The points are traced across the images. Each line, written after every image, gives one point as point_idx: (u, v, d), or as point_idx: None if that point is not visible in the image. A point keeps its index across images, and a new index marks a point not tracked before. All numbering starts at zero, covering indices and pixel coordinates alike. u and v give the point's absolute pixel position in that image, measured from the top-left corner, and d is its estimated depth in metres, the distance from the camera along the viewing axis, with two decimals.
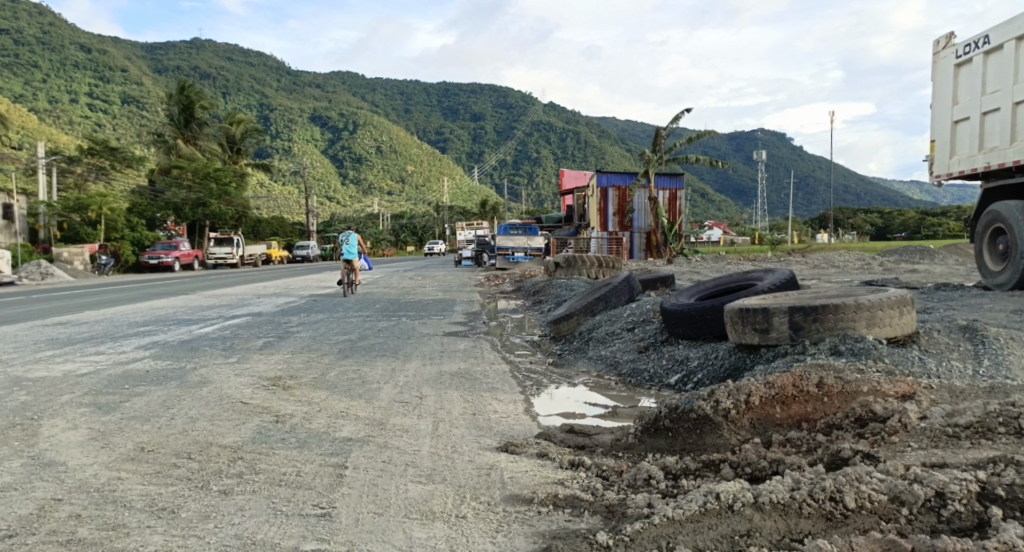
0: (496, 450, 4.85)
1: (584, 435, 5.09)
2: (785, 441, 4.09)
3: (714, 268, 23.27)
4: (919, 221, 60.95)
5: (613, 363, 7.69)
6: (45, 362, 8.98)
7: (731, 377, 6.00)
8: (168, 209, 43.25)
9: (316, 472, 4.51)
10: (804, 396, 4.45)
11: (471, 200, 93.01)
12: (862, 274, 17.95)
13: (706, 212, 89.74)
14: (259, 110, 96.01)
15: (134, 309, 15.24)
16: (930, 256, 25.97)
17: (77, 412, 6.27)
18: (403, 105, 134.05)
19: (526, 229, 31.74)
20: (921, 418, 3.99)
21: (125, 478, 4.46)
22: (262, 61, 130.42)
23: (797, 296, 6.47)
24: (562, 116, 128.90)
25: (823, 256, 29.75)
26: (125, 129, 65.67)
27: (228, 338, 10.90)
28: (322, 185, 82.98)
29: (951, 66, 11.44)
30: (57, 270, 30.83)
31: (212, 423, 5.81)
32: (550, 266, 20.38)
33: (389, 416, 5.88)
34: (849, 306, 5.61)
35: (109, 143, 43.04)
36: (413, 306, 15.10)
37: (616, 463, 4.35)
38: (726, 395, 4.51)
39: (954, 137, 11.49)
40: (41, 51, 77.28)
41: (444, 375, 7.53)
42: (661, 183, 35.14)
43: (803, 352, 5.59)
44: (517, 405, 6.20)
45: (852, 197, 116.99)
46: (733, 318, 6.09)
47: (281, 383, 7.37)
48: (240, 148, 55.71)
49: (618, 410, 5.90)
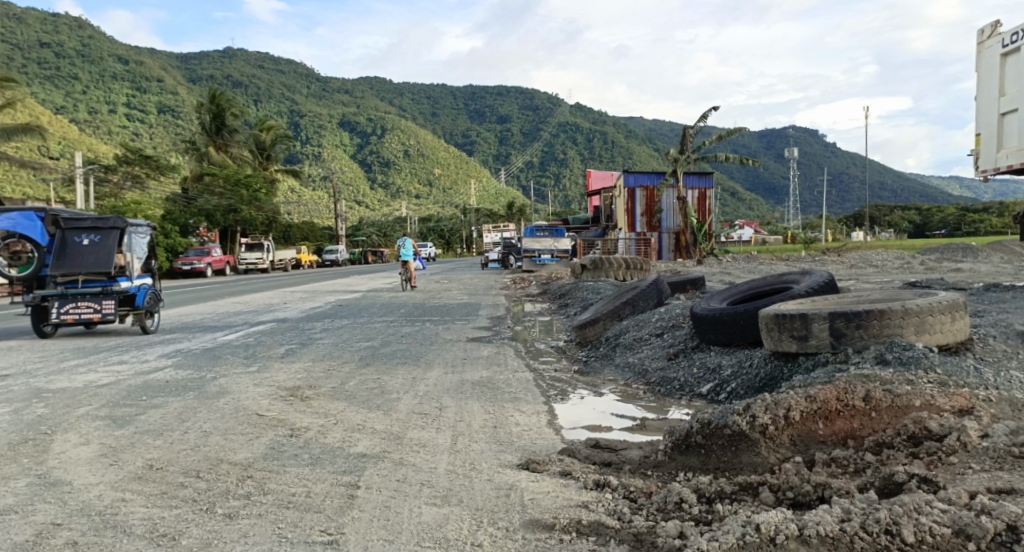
0: (516, 468, 4.56)
1: (610, 450, 4.81)
2: (830, 460, 3.78)
3: (747, 269, 22.77)
4: (959, 219, 59.49)
5: (641, 371, 7.37)
6: (68, 372, 8.86)
7: (768, 388, 5.69)
8: (201, 216, 43.84)
9: (325, 493, 4.26)
10: (850, 411, 4.10)
11: (498, 202, 92.97)
12: (903, 274, 17.48)
13: (737, 212, 88.40)
14: (290, 116, 96.85)
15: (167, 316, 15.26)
16: (973, 254, 25.16)
17: (91, 425, 6.12)
18: (430, 109, 134.43)
19: (552, 231, 31.43)
20: (983, 436, 3.62)
21: (130, 500, 4.26)
22: (293, 68, 131.81)
23: (836, 301, 6.13)
24: (589, 116, 128.29)
25: (858, 255, 28.99)
26: (162, 138, 66.56)
27: (251, 345, 10.77)
28: (351, 190, 83.41)
29: (997, 56, 10.93)
30: None
31: (225, 437, 5.61)
32: (576, 268, 20.11)
33: (406, 429, 5.63)
34: (896, 311, 5.23)
35: (143, 151, 43.51)
36: (438, 310, 14.89)
37: (645, 483, 4.05)
38: (763, 409, 4.17)
39: (1001, 130, 10.98)
40: (80, 63, 78.91)
41: (466, 384, 7.27)
42: (690, 182, 34.41)
43: (844, 360, 5.24)
44: (540, 416, 5.92)
45: (889, 194, 114.53)
46: (769, 324, 5.76)
47: (299, 393, 7.16)
48: (271, 155, 56.01)
49: (646, 422, 5.59)
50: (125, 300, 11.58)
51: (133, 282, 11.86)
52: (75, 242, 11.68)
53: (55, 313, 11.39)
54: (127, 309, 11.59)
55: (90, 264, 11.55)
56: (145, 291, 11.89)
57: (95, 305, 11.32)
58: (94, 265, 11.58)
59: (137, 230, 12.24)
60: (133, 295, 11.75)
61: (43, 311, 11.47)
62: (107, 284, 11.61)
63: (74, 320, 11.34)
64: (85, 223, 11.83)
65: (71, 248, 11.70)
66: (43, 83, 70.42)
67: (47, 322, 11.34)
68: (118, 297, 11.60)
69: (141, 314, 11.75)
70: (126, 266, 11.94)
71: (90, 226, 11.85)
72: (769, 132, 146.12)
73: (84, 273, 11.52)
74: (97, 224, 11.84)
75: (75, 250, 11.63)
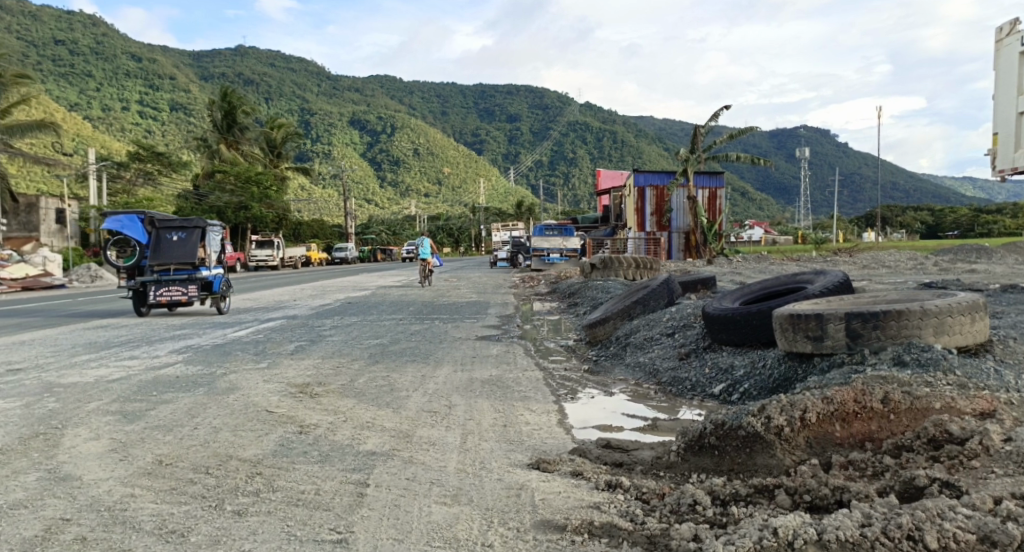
0: (527, 468, 4.50)
1: (621, 451, 4.74)
2: (847, 463, 3.71)
3: (758, 269, 22.61)
4: (972, 220, 59.03)
5: (652, 371, 7.29)
6: (79, 367, 8.87)
7: (781, 389, 5.61)
8: (212, 213, 43.92)
9: (335, 491, 4.22)
10: (867, 413, 4.02)
11: (507, 201, 92.91)
12: (917, 275, 17.30)
13: (747, 212, 87.98)
14: (300, 115, 97.05)
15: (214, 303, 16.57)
16: (987, 255, 24.93)
17: (101, 420, 6.11)
18: (440, 107, 134.52)
19: (562, 230, 31.33)
20: (1006, 439, 3.53)
21: (139, 496, 4.23)
22: (304, 66, 132.09)
23: (851, 301, 6.04)
24: (600, 116, 128.04)
25: (870, 256, 28.75)
26: (173, 136, 66.85)
27: (261, 341, 10.73)
28: (361, 188, 83.51)
29: (1016, 54, 10.75)
30: (106, 273, 31.37)
31: (234, 433, 5.59)
32: (585, 266, 20.01)
33: (416, 427, 5.59)
34: (913, 313, 5.13)
35: (155, 148, 43.68)
36: (447, 308, 14.82)
37: (657, 485, 3.98)
38: (779, 411, 4.09)
39: (1018, 130, 10.85)
40: (94, 60, 79.26)
41: (475, 382, 7.22)
42: (700, 181, 34.22)
43: (861, 362, 5.14)
44: (550, 415, 5.86)
45: (901, 194, 113.97)
46: (783, 324, 5.68)
47: (308, 390, 7.12)
48: (281, 152, 56.14)
49: (657, 423, 5.51)
50: (206, 286, 13.95)
51: (213, 271, 14.26)
52: (166, 238, 13.99)
53: (151, 296, 13.85)
54: (207, 294, 13.99)
55: (179, 258, 13.99)
56: (221, 279, 14.29)
57: (182, 289, 13.76)
58: (182, 258, 13.99)
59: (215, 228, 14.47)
60: (211, 283, 14.13)
61: (140, 293, 13.94)
62: (192, 274, 14.02)
63: (166, 302, 13.75)
64: (174, 221, 14.11)
65: (163, 243, 14.08)
66: (56, 80, 70.80)
67: (144, 303, 13.80)
68: (201, 285, 14.02)
69: (217, 297, 14.20)
70: (206, 258, 14.29)
71: (178, 224, 14.16)
72: (780, 132, 145.52)
73: (174, 264, 13.96)
74: (183, 223, 14.09)
75: (166, 245, 13.98)
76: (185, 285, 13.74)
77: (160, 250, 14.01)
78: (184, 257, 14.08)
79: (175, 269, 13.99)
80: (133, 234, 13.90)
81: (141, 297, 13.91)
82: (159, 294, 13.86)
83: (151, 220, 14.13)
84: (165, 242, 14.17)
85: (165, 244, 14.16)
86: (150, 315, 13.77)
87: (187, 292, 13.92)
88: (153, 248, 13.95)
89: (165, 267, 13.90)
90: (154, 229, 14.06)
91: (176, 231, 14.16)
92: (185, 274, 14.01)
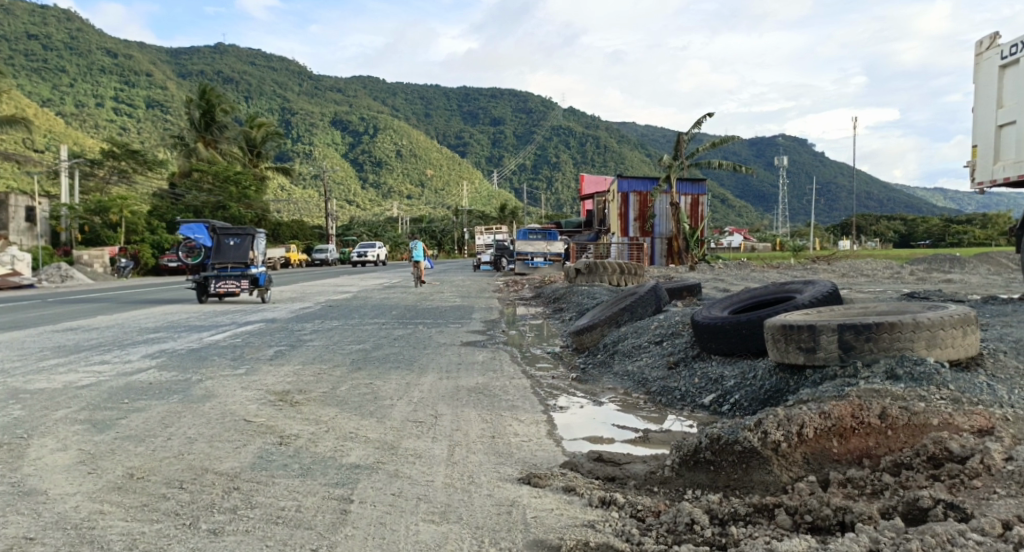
0: (517, 483, 4.38)
1: (614, 465, 4.63)
2: (845, 481, 3.63)
3: (740, 276, 22.71)
4: (944, 230, 60.07)
5: (641, 380, 7.20)
6: (47, 372, 8.58)
7: (772, 401, 5.54)
8: (189, 213, 43.25)
9: (317, 507, 4.07)
10: (866, 429, 3.94)
11: (489, 205, 92.80)
12: (895, 284, 17.52)
13: (727, 219, 88.63)
14: (281, 114, 96.30)
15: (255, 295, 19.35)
16: (961, 265, 25.29)
17: (70, 429, 5.89)
18: (422, 109, 134.06)
19: (545, 234, 31.36)
20: (1007, 459, 3.48)
21: (107, 513, 4.04)
22: (284, 65, 130.96)
23: (842, 312, 5.99)
24: (581, 120, 128.43)
25: (848, 264, 29.02)
26: (150, 133, 65.91)
27: (239, 346, 10.50)
28: (342, 189, 82.88)
29: (996, 68, 10.85)
30: (77, 273, 30.80)
31: (210, 445, 5.40)
32: (570, 272, 19.92)
33: (401, 439, 5.44)
34: (906, 325, 5.08)
35: (130, 146, 43.11)
36: (430, 313, 14.60)
37: (652, 502, 3.88)
38: (775, 426, 4.01)
39: (998, 143, 10.90)
40: (68, 56, 77.93)
41: (461, 390, 7.08)
42: (683, 188, 34.35)
43: (854, 374, 5.06)
44: (539, 426, 5.73)
45: (875, 203, 115.68)
46: (775, 335, 5.62)
47: (288, 398, 6.94)
48: (261, 152, 55.54)
49: (649, 435, 5.41)
50: (255, 281, 17.30)
51: (259, 269, 17.62)
52: (225, 243, 17.40)
53: (211, 287, 17.19)
54: (255, 287, 17.29)
55: (234, 258, 17.39)
56: (266, 275, 17.56)
57: (236, 282, 17.07)
58: (238, 258, 17.39)
59: (263, 235, 17.89)
60: (258, 278, 17.41)
61: (202, 286, 17.27)
62: (244, 271, 17.39)
63: (223, 292, 17.09)
64: (230, 229, 17.50)
65: (223, 246, 17.52)
66: (29, 75, 69.58)
67: (205, 292, 17.13)
68: (250, 280, 17.36)
69: (263, 290, 17.46)
70: (255, 259, 17.65)
71: (233, 231, 17.59)
72: (759, 140, 147.01)
73: (230, 263, 17.34)
74: (239, 230, 17.53)
75: (224, 248, 17.44)
76: (239, 279, 17.09)
77: (220, 252, 17.44)
78: (238, 258, 17.53)
79: (232, 266, 17.39)
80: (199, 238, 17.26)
81: (203, 288, 17.23)
82: (217, 285, 17.21)
83: (212, 228, 17.52)
84: (223, 245, 17.64)
85: (223, 247, 17.60)
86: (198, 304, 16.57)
87: (239, 285, 17.26)
88: (215, 250, 17.34)
89: (224, 265, 17.25)
90: (216, 235, 17.48)
91: (232, 237, 17.61)
92: (238, 270, 17.39)
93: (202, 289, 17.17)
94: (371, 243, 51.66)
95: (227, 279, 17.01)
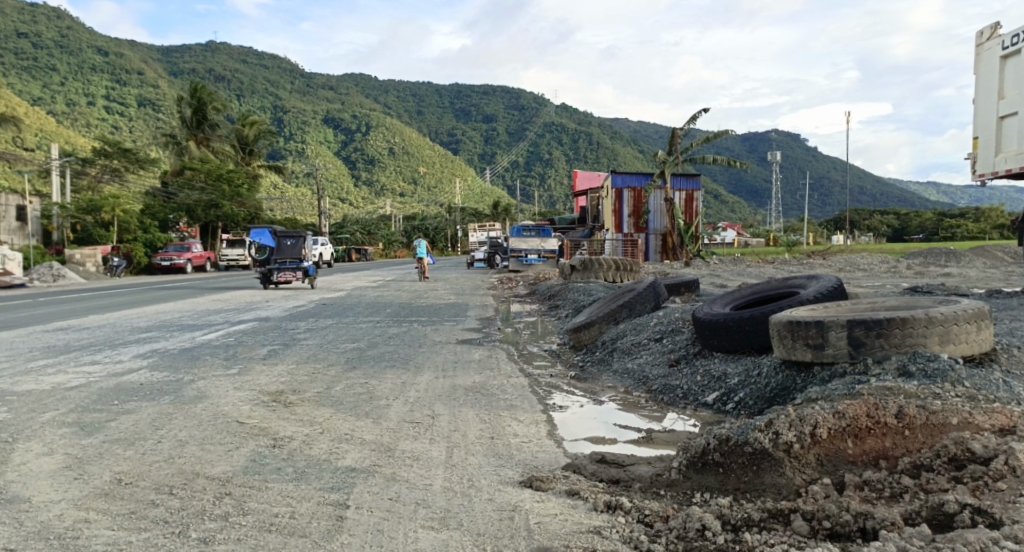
0: (518, 487, 4.22)
1: (617, 466, 4.49)
2: (863, 484, 3.50)
3: (735, 272, 22.61)
4: (937, 224, 60.21)
5: (641, 378, 7.05)
6: (35, 374, 8.38)
7: (779, 399, 5.39)
8: (181, 211, 42.93)
9: (312, 514, 3.91)
10: (882, 429, 3.80)
11: (482, 202, 92.73)
12: (894, 279, 17.45)
13: (720, 215, 88.59)
14: (273, 112, 95.89)
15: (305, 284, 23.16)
16: (956, 259, 25.23)
17: (57, 433, 5.72)
18: (415, 107, 133.84)
19: (539, 231, 31.21)
20: None
21: (93, 521, 3.87)
22: (276, 64, 130.44)
23: (848, 308, 5.85)
24: (575, 117, 128.40)
25: (843, 258, 28.96)
26: (142, 132, 65.48)
27: (232, 345, 10.34)
28: (335, 187, 82.47)
29: (996, 59, 10.74)
30: (70, 273, 30.56)
31: (202, 448, 5.23)
32: (565, 268, 19.80)
33: (398, 440, 5.28)
34: (919, 320, 4.94)
35: (122, 144, 42.80)
36: (425, 311, 14.44)
37: (659, 505, 3.74)
38: (787, 426, 3.87)
39: (999, 134, 10.79)
40: (59, 55, 77.46)
41: (458, 390, 6.91)
42: (677, 183, 34.20)
43: (865, 371, 4.93)
44: (539, 426, 5.57)
45: (868, 198, 116.02)
46: (782, 332, 5.48)
47: (282, 399, 6.75)
48: (254, 150, 55.16)
49: (653, 435, 5.26)
50: (309, 272, 21.09)
51: (310, 263, 21.36)
52: (285, 243, 21.06)
53: (273, 276, 20.79)
54: (308, 276, 21.06)
55: (292, 255, 21.10)
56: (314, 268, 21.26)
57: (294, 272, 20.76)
58: (294, 255, 21.12)
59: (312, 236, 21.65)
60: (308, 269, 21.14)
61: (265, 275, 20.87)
62: (299, 264, 21.13)
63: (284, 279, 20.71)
64: (288, 232, 21.16)
65: (282, 245, 21.17)
66: (19, 74, 69.09)
67: (269, 280, 20.72)
68: (303, 271, 21.09)
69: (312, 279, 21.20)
70: (307, 256, 21.40)
71: (290, 233, 21.25)
72: (752, 136, 147.22)
73: (288, 258, 21.02)
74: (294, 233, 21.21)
75: (285, 246, 21.06)
76: (297, 270, 20.82)
77: (280, 251, 21.13)
78: (293, 254, 21.27)
79: (289, 261, 21.10)
80: (264, 239, 20.82)
81: (266, 278, 20.87)
82: (278, 275, 20.85)
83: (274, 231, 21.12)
84: (282, 245, 21.20)
85: (283, 246, 21.22)
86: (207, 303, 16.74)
87: (296, 275, 20.96)
88: (276, 248, 20.99)
89: (284, 259, 20.90)
90: (277, 237, 21.15)
91: (289, 239, 21.33)
92: (294, 264, 21.16)
93: (266, 278, 20.79)
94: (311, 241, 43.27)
95: (286, 269, 20.68)
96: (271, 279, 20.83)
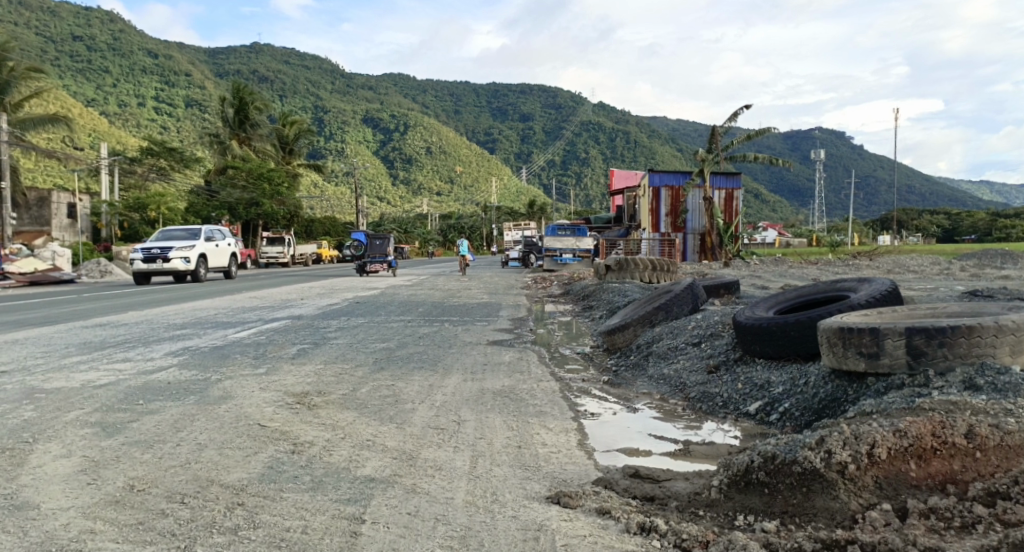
0: (545, 502, 3.94)
1: (652, 482, 4.17)
2: (929, 512, 3.17)
3: (777, 272, 21.96)
4: (989, 225, 58.28)
5: (679, 385, 6.70)
6: (67, 370, 8.35)
7: (828, 411, 5.02)
8: (223, 209, 43.60)
9: (325, 529, 3.68)
10: (950, 450, 3.44)
11: (518, 201, 92.75)
12: (948, 281, 16.77)
13: (760, 214, 87.07)
14: (314, 112, 97.05)
15: (387, 271, 27.50)
16: (1012, 260, 24.25)
17: (78, 434, 5.59)
18: (453, 106, 134.36)
19: (575, 230, 30.82)
20: None
21: (98, 532, 3.69)
22: (319, 64, 132.12)
23: (901, 315, 5.45)
24: (613, 115, 127.43)
25: (893, 260, 27.95)
26: (189, 132, 66.71)
27: (262, 343, 10.23)
28: (373, 186, 82.91)
29: None
30: (116, 269, 31.09)
31: (220, 453, 5.05)
32: (599, 268, 19.43)
33: (421, 448, 5.03)
34: (987, 328, 4.55)
35: (167, 144, 43.50)
36: (457, 310, 14.22)
37: (699, 528, 3.42)
38: (841, 444, 3.52)
39: None
40: (111, 56, 79.42)
41: (486, 394, 6.67)
42: (717, 182, 33.50)
43: (925, 384, 4.53)
44: (569, 435, 5.28)
45: (917, 198, 113.14)
46: (831, 339, 5.12)
47: (306, 401, 6.55)
48: (294, 149, 55.69)
49: (691, 448, 4.91)
50: (393, 264, 25.96)
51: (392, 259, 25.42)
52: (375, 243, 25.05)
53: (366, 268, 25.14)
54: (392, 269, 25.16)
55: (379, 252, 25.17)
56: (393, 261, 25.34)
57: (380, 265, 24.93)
58: (381, 251, 25.36)
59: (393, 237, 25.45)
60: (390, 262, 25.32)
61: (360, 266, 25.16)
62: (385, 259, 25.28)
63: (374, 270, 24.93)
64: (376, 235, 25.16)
65: (372, 244, 25.12)
66: (74, 76, 71.13)
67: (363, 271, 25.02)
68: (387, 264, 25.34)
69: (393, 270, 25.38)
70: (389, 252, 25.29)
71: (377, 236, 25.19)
72: (796, 135, 144.47)
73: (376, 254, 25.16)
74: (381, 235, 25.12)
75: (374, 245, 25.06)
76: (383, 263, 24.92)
77: (371, 247, 25.72)
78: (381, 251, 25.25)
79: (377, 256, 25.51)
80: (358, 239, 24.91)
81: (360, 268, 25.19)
82: (370, 266, 25.23)
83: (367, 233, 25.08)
84: (372, 244, 25.17)
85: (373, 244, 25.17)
86: (242, 301, 16.78)
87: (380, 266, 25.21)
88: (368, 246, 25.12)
89: (374, 255, 25.11)
90: (369, 237, 25.18)
91: (378, 238, 25.56)
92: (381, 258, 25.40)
93: (361, 268, 25.16)
94: (192, 231, 24.29)
95: (376, 263, 24.99)
96: (364, 269, 25.25)
